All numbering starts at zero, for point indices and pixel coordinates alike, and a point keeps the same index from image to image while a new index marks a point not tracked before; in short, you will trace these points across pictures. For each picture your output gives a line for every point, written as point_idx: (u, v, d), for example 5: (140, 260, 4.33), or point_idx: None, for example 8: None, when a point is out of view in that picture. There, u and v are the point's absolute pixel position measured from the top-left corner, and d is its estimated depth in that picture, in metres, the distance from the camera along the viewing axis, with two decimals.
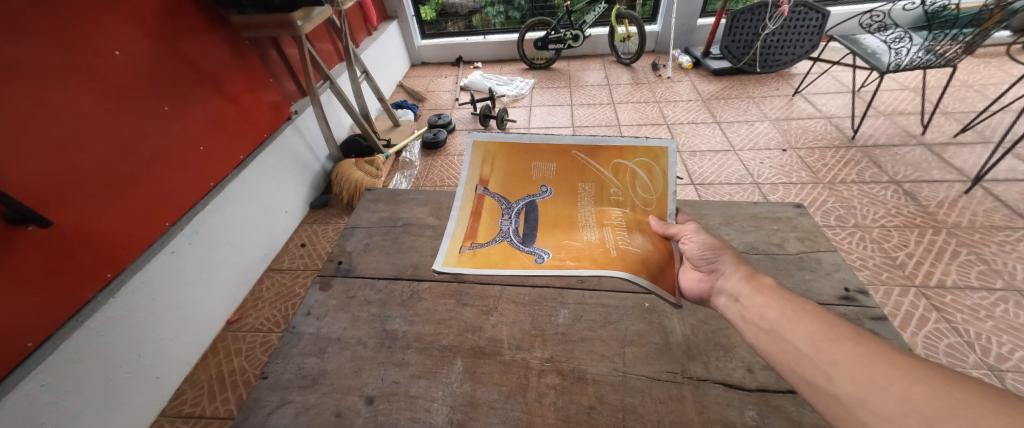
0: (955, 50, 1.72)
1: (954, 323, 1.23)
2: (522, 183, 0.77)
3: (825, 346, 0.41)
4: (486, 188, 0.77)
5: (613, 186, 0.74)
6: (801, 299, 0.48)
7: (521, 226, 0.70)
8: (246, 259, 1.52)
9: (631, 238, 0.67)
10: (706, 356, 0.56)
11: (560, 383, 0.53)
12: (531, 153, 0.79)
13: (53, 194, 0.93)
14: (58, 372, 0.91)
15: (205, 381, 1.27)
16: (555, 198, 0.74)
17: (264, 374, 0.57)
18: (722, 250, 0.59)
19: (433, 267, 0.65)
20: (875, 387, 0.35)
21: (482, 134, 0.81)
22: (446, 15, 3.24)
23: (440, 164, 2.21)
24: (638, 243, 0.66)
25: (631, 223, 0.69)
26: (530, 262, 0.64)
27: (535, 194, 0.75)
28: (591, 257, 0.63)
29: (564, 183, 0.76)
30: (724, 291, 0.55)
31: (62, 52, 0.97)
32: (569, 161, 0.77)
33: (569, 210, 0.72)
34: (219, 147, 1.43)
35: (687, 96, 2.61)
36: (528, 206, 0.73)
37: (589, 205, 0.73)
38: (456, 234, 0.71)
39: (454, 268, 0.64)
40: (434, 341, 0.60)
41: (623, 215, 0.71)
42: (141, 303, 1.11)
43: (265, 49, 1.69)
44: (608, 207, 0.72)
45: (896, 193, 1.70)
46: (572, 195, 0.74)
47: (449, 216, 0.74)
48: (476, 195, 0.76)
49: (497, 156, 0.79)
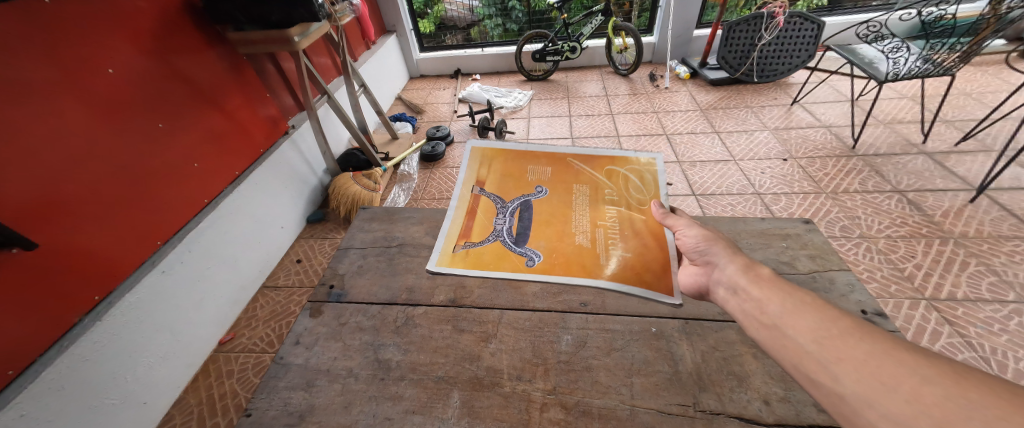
0: (952, 59, 1.70)
1: (968, 337, 1.19)
2: (518, 185, 0.83)
3: (830, 344, 0.39)
4: (482, 189, 0.82)
5: (607, 188, 0.81)
6: (800, 291, 0.46)
7: (515, 225, 0.76)
8: (240, 277, 1.48)
9: (620, 238, 0.73)
10: (719, 386, 0.52)
11: (563, 418, 0.50)
12: (527, 159, 0.87)
13: (39, 215, 0.90)
14: (39, 402, 0.87)
15: (194, 406, 1.22)
16: (550, 198, 0.80)
17: (248, 411, 0.54)
18: (716, 241, 0.56)
19: (428, 267, 0.73)
20: (884, 388, 0.34)
21: (480, 141, 0.87)
22: (445, 28, 3.26)
23: (439, 177, 2.18)
24: (626, 242, 0.72)
25: (624, 223, 0.75)
26: (519, 264, 0.70)
27: (530, 194, 0.81)
28: (580, 259, 0.70)
29: (558, 188, 0.82)
30: (723, 283, 0.52)
31: (53, 69, 0.95)
32: (564, 167, 0.85)
33: (564, 210, 0.78)
34: (215, 163, 1.41)
35: (685, 106, 2.61)
36: (524, 206, 0.79)
37: (586, 206, 0.79)
38: (452, 234, 0.76)
39: (448, 269, 0.71)
40: (429, 372, 0.56)
41: (615, 214, 0.77)
42: (130, 325, 1.07)
43: (263, 64, 1.68)
44: (603, 206, 0.79)
45: (900, 202, 1.68)
46: (567, 196, 0.81)
47: (447, 215, 0.79)
48: (472, 195, 0.81)
49: (495, 162, 0.87)
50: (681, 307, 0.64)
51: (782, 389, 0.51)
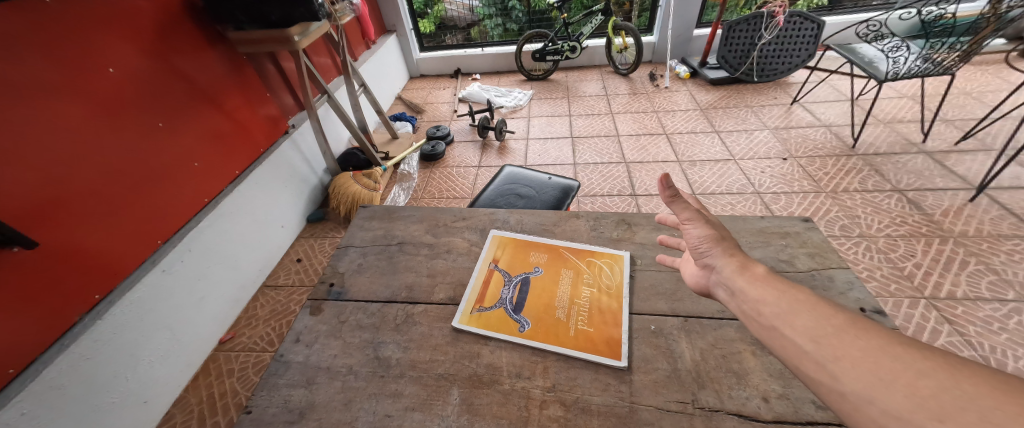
0: (952, 58, 1.71)
1: (967, 336, 1.20)
2: (524, 262, 0.74)
3: (826, 342, 0.39)
4: (497, 264, 0.74)
5: (586, 274, 0.71)
6: (796, 290, 0.46)
7: (517, 296, 0.67)
8: (240, 277, 1.48)
9: (595, 318, 0.62)
10: (718, 383, 0.52)
11: (563, 415, 0.50)
12: (533, 245, 0.79)
13: (39, 215, 0.90)
14: (39, 400, 0.87)
15: (194, 405, 1.22)
16: (545, 276, 0.71)
17: (248, 408, 0.54)
18: (717, 242, 0.55)
19: (451, 324, 0.63)
20: (881, 383, 0.33)
21: (503, 229, 0.83)
22: (445, 28, 3.26)
23: (439, 176, 2.18)
24: (605, 320, 0.62)
25: (597, 303, 0.65)
26: (513, 330, 0.61)
27: (530, 271, 0.72)
28: (551, 333, 0.60)
29: (556, 262, 0.74)
30: (723, 284, 0.52)
31: (53, 69, 0.95)
32: (556, 252, 0.77)
33: (552, 289, 0.68)
34: (215, 163, 1.41)
35: (685, 105, 2.61)
36: (523, 281, 0.70)
37: (566, 287, 0.69)
38: (471, 297, 0.67)
39: (470, 328, 0.62)
40: (429, 369, 0.57)
41: (590, 296, 0.66)
42: (130, 323, 1.08)
43: (263, 64, 1.68)
44: (580, 287, 0.68)
45: (900, 202, 1.68)
46: (554, 275, 0.71)
47: (466, 281, 0.72)
48: (490, 268, 0.73)
49: (509, 244, 0.79)
50: (680, 305, 0.64)
51: (780, 386, 0.51)
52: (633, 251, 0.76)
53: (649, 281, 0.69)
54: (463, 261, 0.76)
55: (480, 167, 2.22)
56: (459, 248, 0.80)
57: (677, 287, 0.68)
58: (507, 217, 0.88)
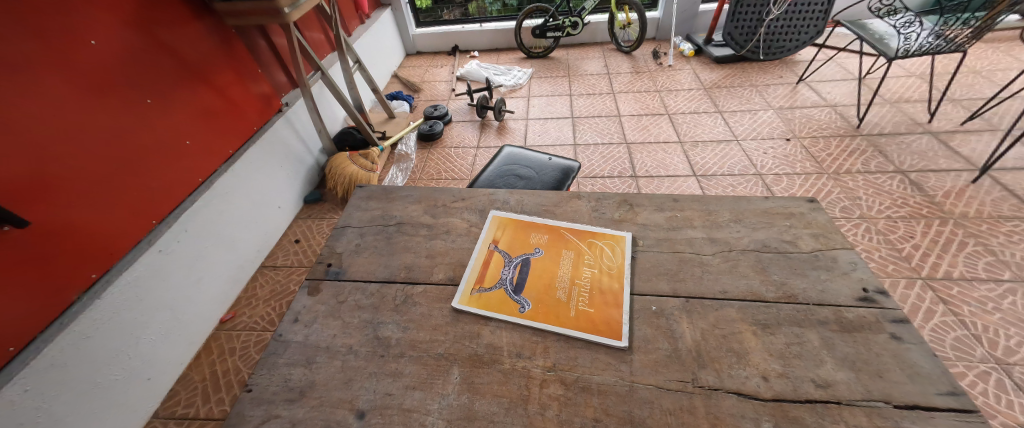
0: (965, 34, 1.64)
1: (961, 315, 1.21)
2: (523, 243, 0.73)
3: None
4: (497, 245, 0.73)
5: (586, 256, 0.70)
6: None
7: (519, 276, 0.67)
8: (238, 256, 1.47)
9: (595, 298, 0.62)
10: (718, 362, 0.52)
11: (563, 394, 0.50)
12: (533, 226, 0.77)
13: (30, 193, 0.88)
14: (44, 377, 0.88)
15: (198, 382, 1.24)
16: (546, 257, 0.70)
17: (249, 387, 0.54)
18: None
19: (450, 304, 0.63)
20: None
21: (503, 210, 0.82)
22: (441, 2, 3.14)
23: (437, 156, 2.15)
24: (607, 300, 0.62)
25: (597, 284, 0.65)
26: (513, 310, 0.61)
27: (530, 253, 0.71)
28: (554, 314, 0.60)
29: (557, 244, 0.73)
30: None
31: (36, 41, 0.91)
32: (557, 235, 0.75)
33: (553, 269, 0.67)
34: (208, 141, 1.38)
35: (688, 84, 2.55)
36: (523, 262, 0.69)
37: (567, 267, 0.68)
38: (471, 277, 0.67)
39: (470, 308, 0.61)
40: (429, 349, 0.56)
41: (591, 275, 0.66)
42: (130, 303, 1.08)
43: (253, 38, 1.62)
44: (581, 268, 0.68)
45: (902, 183, 1.66)
46: (555, 256, 0.70)
47: (465, 261, 0.71)
48: (489, 249, 0.73)
49: (509, 226, 0.78)
50: (681, 285, 0.64)
51: (780, 366, 0.51)
52: (634, 232, 0.75)
53: (650, 262, 0.69)
54: (463, 241, 0.75)
55: (479, 147, 2.19)
56: (458, 228, 0.79)
57: (678, 267, 0.67)
58: (507, 197, 0.86)
